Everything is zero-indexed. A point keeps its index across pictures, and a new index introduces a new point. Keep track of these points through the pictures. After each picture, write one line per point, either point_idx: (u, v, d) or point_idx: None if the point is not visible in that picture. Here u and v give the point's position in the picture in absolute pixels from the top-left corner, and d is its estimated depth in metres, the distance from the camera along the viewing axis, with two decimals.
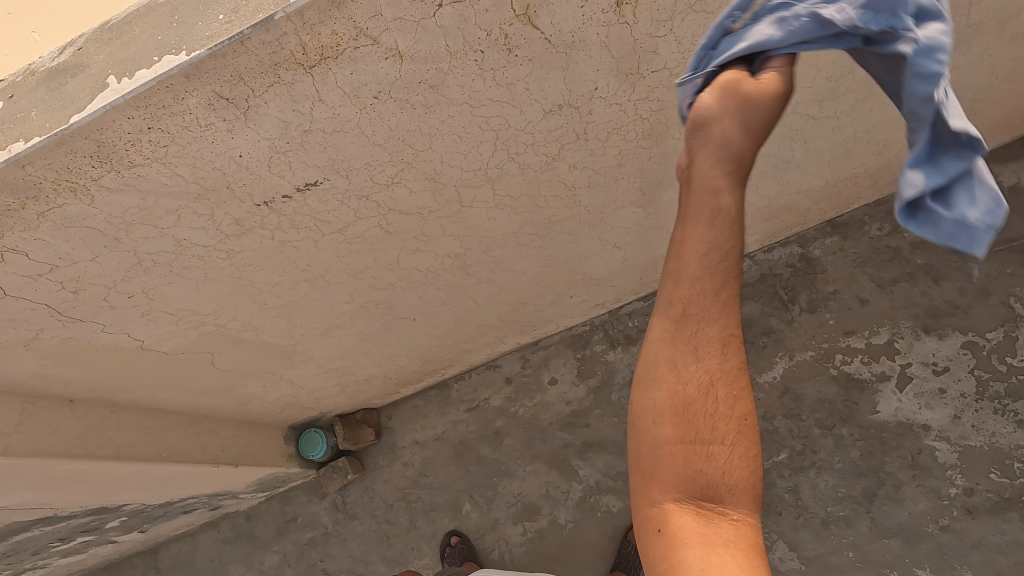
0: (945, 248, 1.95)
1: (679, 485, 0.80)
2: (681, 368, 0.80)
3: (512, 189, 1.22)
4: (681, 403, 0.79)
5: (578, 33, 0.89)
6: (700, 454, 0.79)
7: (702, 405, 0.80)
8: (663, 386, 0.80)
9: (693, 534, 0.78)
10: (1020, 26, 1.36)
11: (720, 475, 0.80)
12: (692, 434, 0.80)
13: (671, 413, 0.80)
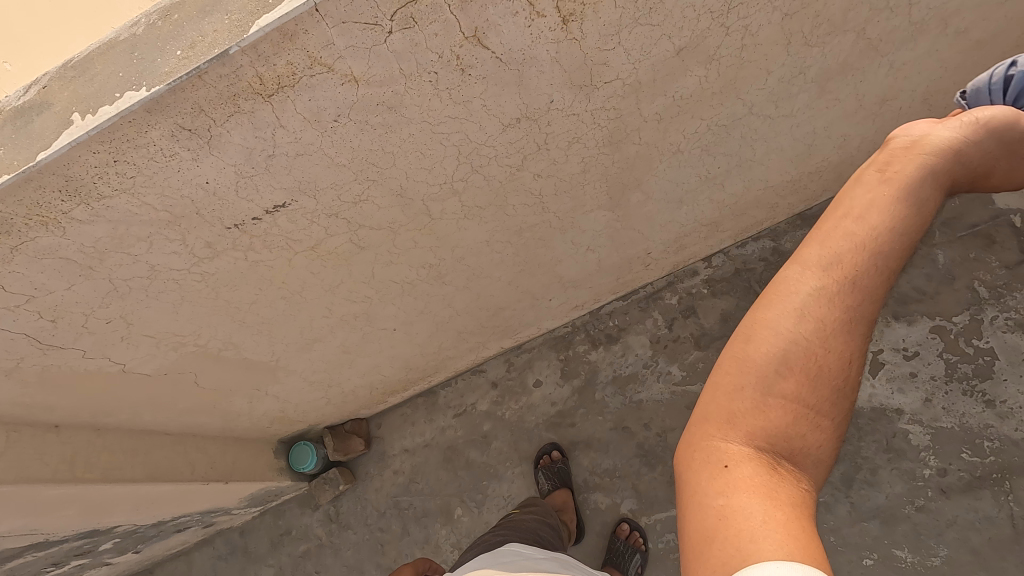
0: None
1: (753, 434, 0.65)
2: (813, 319, 0.64)
3: (479, 200, 1.26)
4: (814, 363, 0.64)
5: (528, 51, 0.93)
6: (809, 421, 0.64)
7: (836, 374, 0.64)
8: (787, 340, 0.65)
9: (759, 487, 0.62)
10: (964, 22, 1.41)
11: (815, 444, 0.65)
12: (811, 397, 0.64)
13: (805, 364, 0.64)
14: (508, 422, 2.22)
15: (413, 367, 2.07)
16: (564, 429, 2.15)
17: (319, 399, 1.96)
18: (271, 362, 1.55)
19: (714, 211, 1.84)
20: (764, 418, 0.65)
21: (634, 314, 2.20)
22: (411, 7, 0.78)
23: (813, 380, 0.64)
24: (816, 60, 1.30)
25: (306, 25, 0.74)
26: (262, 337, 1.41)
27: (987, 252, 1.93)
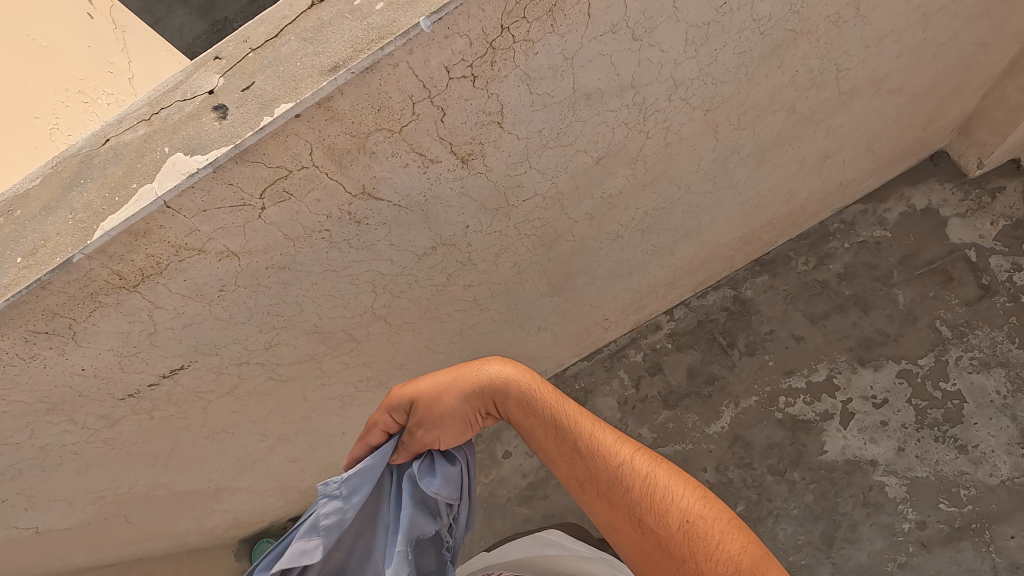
0: (869, 277, 1.99)
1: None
2: (627, 468, 0.84)
3: (409, 317, 1.18)
4: (617, 486, 0.84)
5: (429, 193, 0.86)
6: (685, 544, 0.77)
7: (657, 491, 0.82)
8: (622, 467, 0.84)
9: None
10: (897, 81, 1.37)
11: (714, 547, 0.76)
12: (649, 525, 0.80)
13: (611, 501, 0.83)
14: (479, 497, 2.14)
15: None
16: (537, 502, 2.07)
17: (274, 501, 1.86)
18: (210, 487, 1.45)
19: (667, 274, 1.79)
20: (653, 536, 0.80)
21: (599, 375, 2.14)
22: (282, 182, 0.70)
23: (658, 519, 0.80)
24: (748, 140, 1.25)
25: (161, 220, 0.67)
26: (192, 471, 1.31)
27: (945, 289, 1.91)
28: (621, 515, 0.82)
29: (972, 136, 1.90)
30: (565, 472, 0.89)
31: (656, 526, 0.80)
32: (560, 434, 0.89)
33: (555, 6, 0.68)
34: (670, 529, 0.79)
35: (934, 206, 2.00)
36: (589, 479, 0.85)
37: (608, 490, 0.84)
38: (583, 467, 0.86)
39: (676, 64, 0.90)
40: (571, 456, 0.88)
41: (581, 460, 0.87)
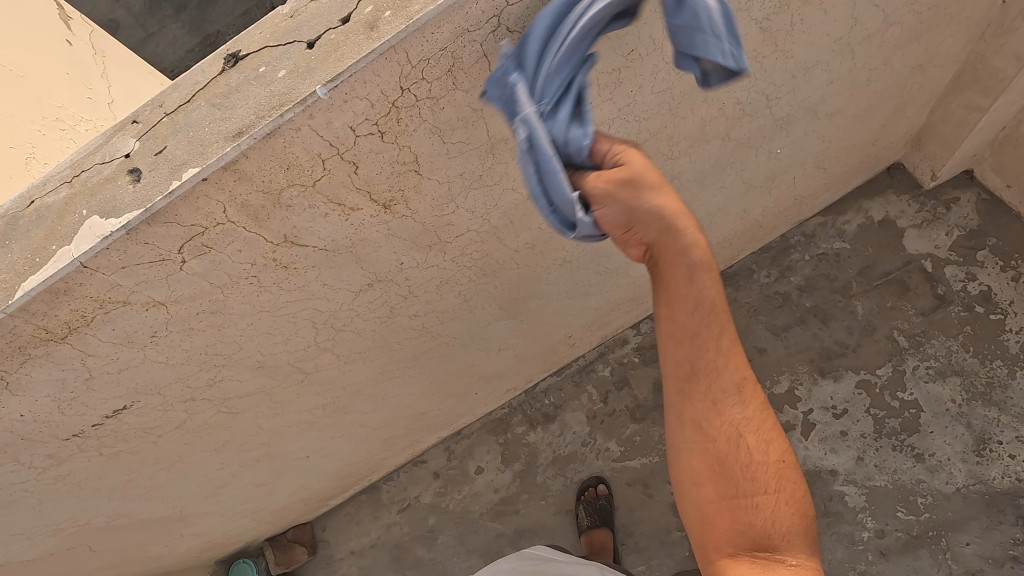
0: (829, 288, 2.03)
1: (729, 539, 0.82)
2: (707, 425, 0.81)
3: (358, 347, 1.22)
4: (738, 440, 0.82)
5: (355, 236, 0.89)
6: (747, 508, 0.81)
7: (762, 460, 0.82)
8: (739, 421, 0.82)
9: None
10: (833, 106, 1.42)
11: (772, 525, 0.82)
12: (745, 476, 0.82)
13: (719, 476, 0.81)
14: (453, 513, 2.17)
15: (345, 473, 2.01)
16: (509, 517, 2.11)
17: (247, 522, 1.89)
18: (175, 514, 1.48)
19: (627, 292, 1.82)
20: (721, 478, 0.81)
21: (569, 390, 2.17)
22: (199, 238, 0.74)
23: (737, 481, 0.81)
24: (685, 167, 1.29)
25: (80, 279, 0.71)
26: (153, 500, 1.34)
27: (902, 299, 1.94)
28: (712, 484, 0.82)
29: (923, 150, 1.94)
30: (716, 379, 0.81)
31: (719, 491, 0.82)
32: (692, 299, 0.77)
33: (453, 67, 0.72)
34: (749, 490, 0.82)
35: (891, 218, 2.03)
36: (719, 416, 0.82)
37: (711, 451, 0.82)
38: (706, 410, 0.82)
39: (592, 107, 0.93)
40: (711, 359, 0.81)
41: (727, 400, 0.82)
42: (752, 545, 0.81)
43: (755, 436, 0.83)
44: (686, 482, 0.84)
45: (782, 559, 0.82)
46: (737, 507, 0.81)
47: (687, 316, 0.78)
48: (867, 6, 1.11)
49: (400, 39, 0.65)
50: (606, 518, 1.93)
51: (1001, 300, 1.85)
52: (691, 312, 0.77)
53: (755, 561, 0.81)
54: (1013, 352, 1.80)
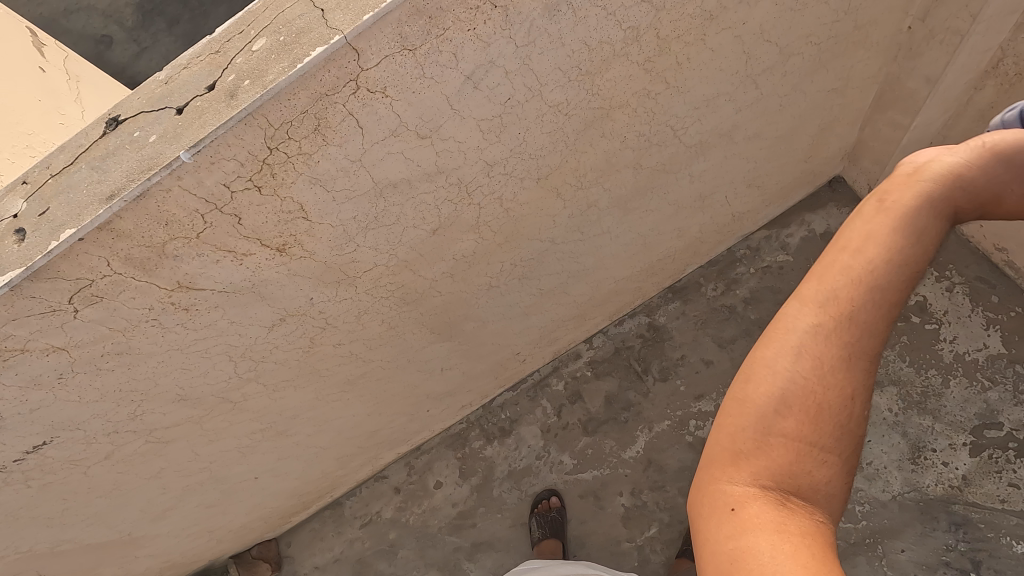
0: (773, 300, 2.08)
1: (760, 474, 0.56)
2: (825, 362, 0.55)
3: (284, 376, 1.26)
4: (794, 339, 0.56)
5: (254, 278, 0.94)
6: (809, 459, 0.55)
7: (840, 413, 0.55)
8: (786, 378, 0.56)
9: (766, 519, 0.54)
10: (749, 130, 1.47)
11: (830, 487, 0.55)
12: (828, 389, 0.55)
13: (806, 405, 0.55)
14: (413, 528, 2.21)
15: (304, 490, 2.06)
16: (466, 531, 2.15)
17: (205, 542, 1.92)
18: (123, 537, 1.52)
19: (570, 309, 1.87)
20: (767, 447, 0.56)
21: (524, 404, 2.22)
22: (88, 289, 0.80)
23: (797, 405, 0.55)
24: (601, 195, 1.34)
25: None
26: (96, 526, 1.39)
27: None
28: (794, 416, 0.55)
29: (859, 165, 1.99)
30: (872, 309, 0.55)
31: (779, 435, 0.56)
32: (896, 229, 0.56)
33: (319, 126, 0.77)
34: (776, 409, 0.56)
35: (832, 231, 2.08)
36: (802, 335, 0.56)
37: (814, 390, 0.55)
38: (845, 346, 0.55)
39: (481, 150, 0.98)
40: (861, 304, 0.55)
41: (824, 313, 0.55)
42: (791, 494, 0.55)
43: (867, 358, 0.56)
44: (722, 450, 0.58)
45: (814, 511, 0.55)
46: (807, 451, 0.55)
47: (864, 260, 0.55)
48: (758, 42, 1.16)
49: (256, 106, 0.71)
50: (557, 531, 1.96)
51: (936, 309, 1.89)
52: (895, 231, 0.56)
53: (781, 501, 0.55)
54: (947, 362, 1.84)
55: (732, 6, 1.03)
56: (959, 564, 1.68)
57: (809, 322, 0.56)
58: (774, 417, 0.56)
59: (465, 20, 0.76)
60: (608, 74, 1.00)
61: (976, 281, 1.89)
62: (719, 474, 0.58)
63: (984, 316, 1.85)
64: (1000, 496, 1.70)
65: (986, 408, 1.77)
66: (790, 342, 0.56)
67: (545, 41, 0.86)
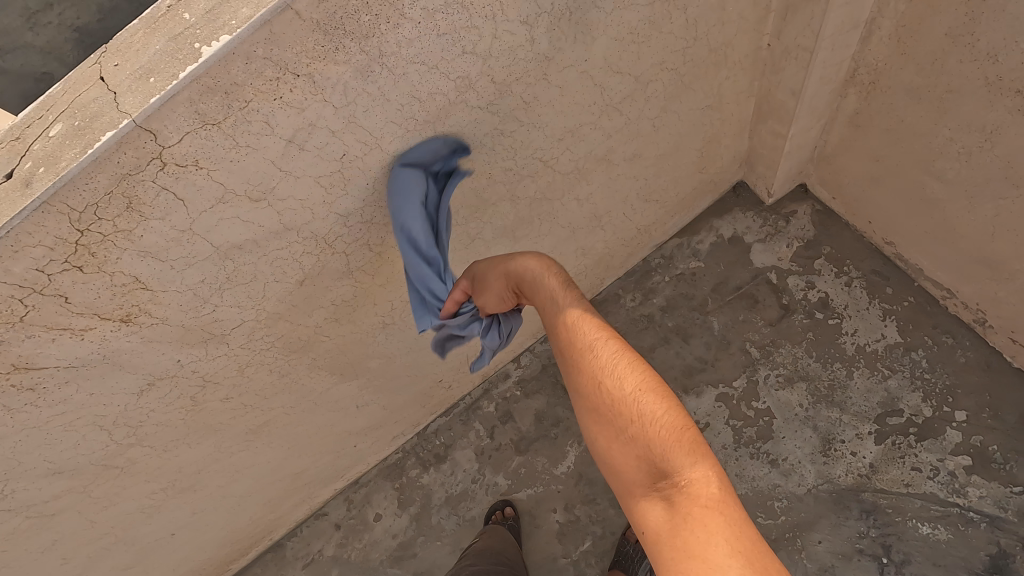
0: (689, 306, 2.14)
1: (636, 479, 0.80)
2: (619, 404, 0.85)
3: (173, 435, 1.25)
4: (592, 377, 0.88)
5: (103, 349, 0.94)
6: (658, 462, 0.79)
7: (646, 419, 0.82)
8: (635, 421, 0.82)
9: (662, 525, 0.75)
10: (627, 153, 1.52)
11: (694, 484, 0.75)
12: (647, 450, 0.80)
13: (643, 443, 0.81)
14: (354, 564, 2.18)
15: (237, 537, 2.03)
16: (407, 561, 2.14)
17: None
18: None
19: None
20: (629, 466, 0.82)
21: (457, 429, 2.22)
22: None
23: (619, 418, 0.84)
24: (482, 228, 1.37)
25: None
26: None
27: (752, 312, 2.06)
28: (632, 438, 0.83)
29: (755, 171, 2.07)
30: (612, 344, 0.89)
31: (609, 428, 0.84)
32: (577, 313, 0.92)
33: (131, 204, 0.78)
34: (623, 423, 0.84)
35: (739, 235, 2.15)
36: (599, 384, 0.86)
37: (618, 420, 0.84)
38: (598, 372, 0.88)
39: (328, 203, 1.00)
40: (600, 349, 0.89)
41: (595, 342, 0.91)
42: (657, 479, 0.78)
43: (664, 408, 0.83)
44: (632, 474, 0.81)
45: (682, 481, 0.76)
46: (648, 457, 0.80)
47: (602, 348, 0.90)
48: (608, 75, 1.21)
49: (51, 194, 0.72)
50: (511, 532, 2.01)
51: (837, 305, 1.98)
52: (576, 313, 0.92)
53: (663, 499, 0.76)
54: (849, 354, 1.92)
55: (568, 47, 1.07)
56: (872, 550, 1.74)
57: (627, 388, 0.85)
58: (633, 451, 0.82)
59: (266, 91, 0.77)
60: (449, 120, 1.02)
61: (872, 275, 1.97)
62: (629, 486, 0.81)
63: (881, 307, 1.94)
64: (904, 480, 1.77)
65: (887, 396, 1.85)
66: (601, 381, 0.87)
67: (366, 99, 0.88)
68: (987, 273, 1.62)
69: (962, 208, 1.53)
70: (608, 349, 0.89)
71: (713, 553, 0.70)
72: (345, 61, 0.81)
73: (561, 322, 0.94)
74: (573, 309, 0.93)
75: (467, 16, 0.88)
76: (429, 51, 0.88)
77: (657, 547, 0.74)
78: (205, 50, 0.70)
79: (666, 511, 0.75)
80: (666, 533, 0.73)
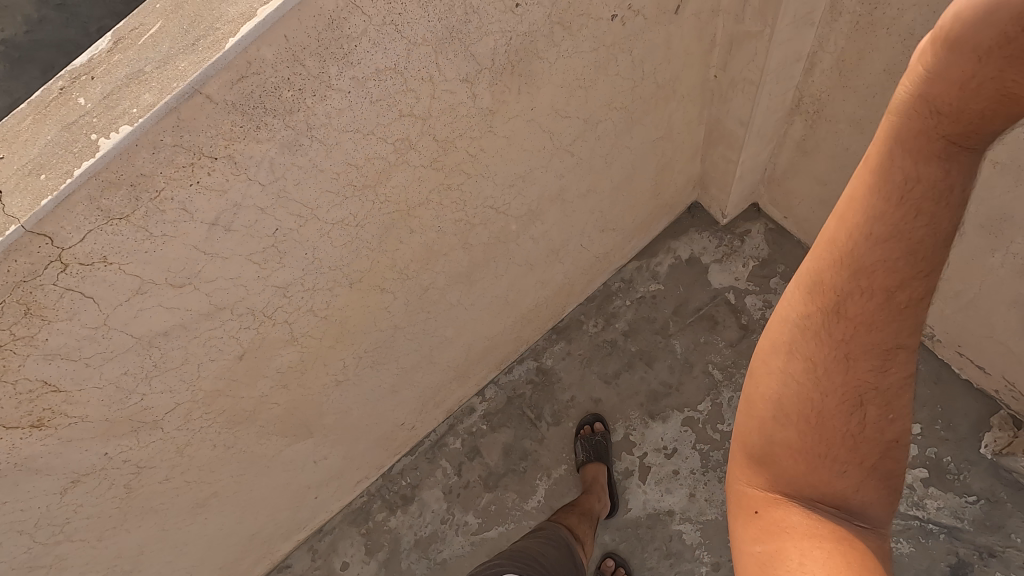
0: (651, 330, 2.13)
1: (829, 403, 0.67)
2: (817, 335, 0.66)
3: (106, 524, 1.15)
4: (804, 332, 0.67)
5: (13, 455, 0.85)
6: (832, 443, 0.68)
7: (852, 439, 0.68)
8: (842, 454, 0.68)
9: (799, 527, 0.68)
10: (580, 190, 1.49)
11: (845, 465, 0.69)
12: (828, 421, 0.68)
13: (813, 464, 0.68)
14: None
15: None
16: None
17: None
18: None
19: (447, 372, 1.84)
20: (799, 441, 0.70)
21: (424, 468, 2.16)
22: None
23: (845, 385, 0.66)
24: (435, 278, 1.32)
25: None
26: None
27: (712, 334, 2.08)
28: (803, 404, 0.68)
29: (708, 193, 2.08)
30: (870, 293, 0.61)
31: (816, 309, 0.65)
32: (898, 171, 0.58)
33: (30, 309, 0.70)
34: (840, 422, 0.67)
35: (696, 256, 2.17)
36: (858, 249, 0.61)
37: (814, 368, 0.67)
38: (833, 328, 0.64)
39: (263, 278, 0.93)
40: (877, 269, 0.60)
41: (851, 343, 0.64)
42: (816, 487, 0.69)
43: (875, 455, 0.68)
44: (781, 464, 0.71)
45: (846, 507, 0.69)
46: (823, 434, 0.68)
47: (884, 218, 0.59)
48: (556, 120, 1.18)
49: None
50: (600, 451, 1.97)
51: None
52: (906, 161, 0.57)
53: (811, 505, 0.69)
54: None
55: (512, 99, 1.03)
56: None
57: (866, 376, 0.66)
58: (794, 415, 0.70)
59: (181, 177, 0.70)
60: (391, 182, 0.97)
61: None
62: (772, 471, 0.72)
63: None
64: None
65: None
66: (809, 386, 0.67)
67: (296, 173, 0.81)
68: None
69: None
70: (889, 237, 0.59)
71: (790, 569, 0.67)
72: (269, 138, 0.74)
73: (878, 146, 0.59)
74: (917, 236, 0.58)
75: (402, 81, 0.82)
76: (363, 118, 0.83)
77: (766, 522, 0.70)
78: (104, 143, 0.63)
79: (830, 515, 0.68)
80: (805, 528, 0.67)
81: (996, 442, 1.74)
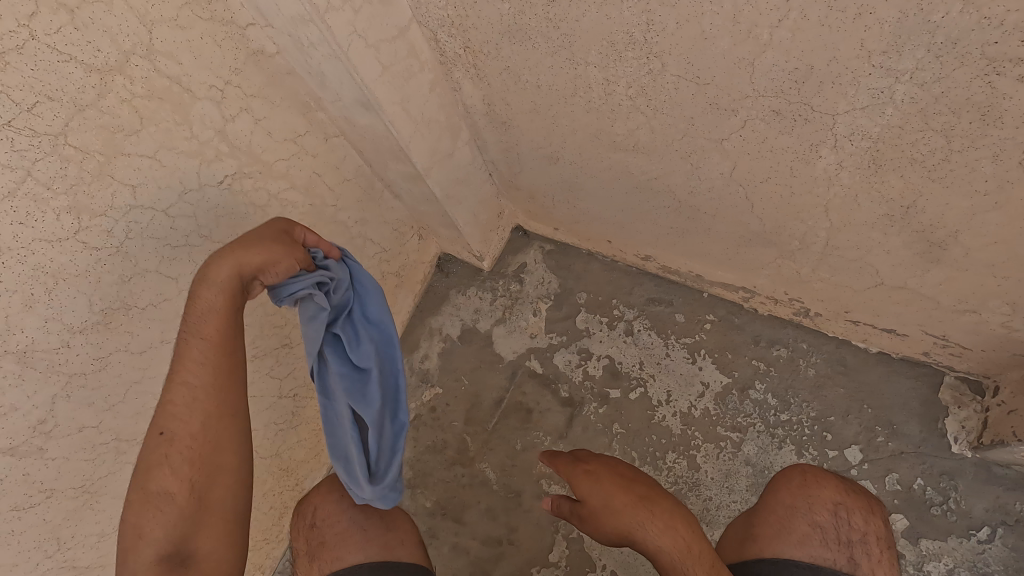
0: (447, 461, 1.35)
1: (630, 493, 0.90)
2: (626, 492, 0.91)
3: None
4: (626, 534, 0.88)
5: None
6: (648, 516, 0.88)
7: (633, 491, 0.91)
8: (655, 543, 0.86)
9: (628, 503, 0.89)
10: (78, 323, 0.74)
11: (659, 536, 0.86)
12: (649, 497, 0.90)
13: (636, 492, 0.90)
14: None
15: None
16: None
17: None
18: None
19: None
20: (630, 486, 0.91)
21: None
22: None
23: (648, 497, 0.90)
24: None
25: None
26: None
27: (530, 432, 1.33)
28: (630, 496, 0.90)
29: (441, 234, 1.39)
30: (580, 484, 0.95)
31: (637, 497, 0.90)
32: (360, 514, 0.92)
33: None
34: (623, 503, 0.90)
35: (470, 327, 1.45)
36: (620, 504, 0.90)
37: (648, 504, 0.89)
38: (619, 489, 0.91)
39: None
40: (604, 472, 0.95)
41: (631, 508, 0.89)
42: (645, 501, 0.89)
43: (634, 507, 0.89)
44: (644, 499, 0.89)
45: (659, 510, 0.88)
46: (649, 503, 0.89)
47: (604, 498, 0.91)
48: None
49: None
50: None
51: (630, 368, 1.32)
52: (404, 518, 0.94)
53: (644, 503, 0.89)
54: (679, 433, 1.25)
55: None
56: None
57: (648, 529, 0.87)
58: (643, 496, 0.90)
59: None
60: None
61: (650, 306, 1.36)
62: (616, 502, 0.90)
63: (683, 346, 1.31)
64: None
65: (754, 472, 1.20)
66: (617, 509, 0.89)
67: None
68: (773, 253, 1.03)
69: (685, 179, 0.94)
70: (632, 489, 0.91)
71: (625, 515, 0.88)
72: None
73: (629, 498, 0.90)
74: (638, 488, 0.91)
75: None
76: None
77: (592, 509, 0.91)
78: None
79: (595, 488, 0.93)
80: (612, 474, 0.94)
81: (964, 432, 1.11)
